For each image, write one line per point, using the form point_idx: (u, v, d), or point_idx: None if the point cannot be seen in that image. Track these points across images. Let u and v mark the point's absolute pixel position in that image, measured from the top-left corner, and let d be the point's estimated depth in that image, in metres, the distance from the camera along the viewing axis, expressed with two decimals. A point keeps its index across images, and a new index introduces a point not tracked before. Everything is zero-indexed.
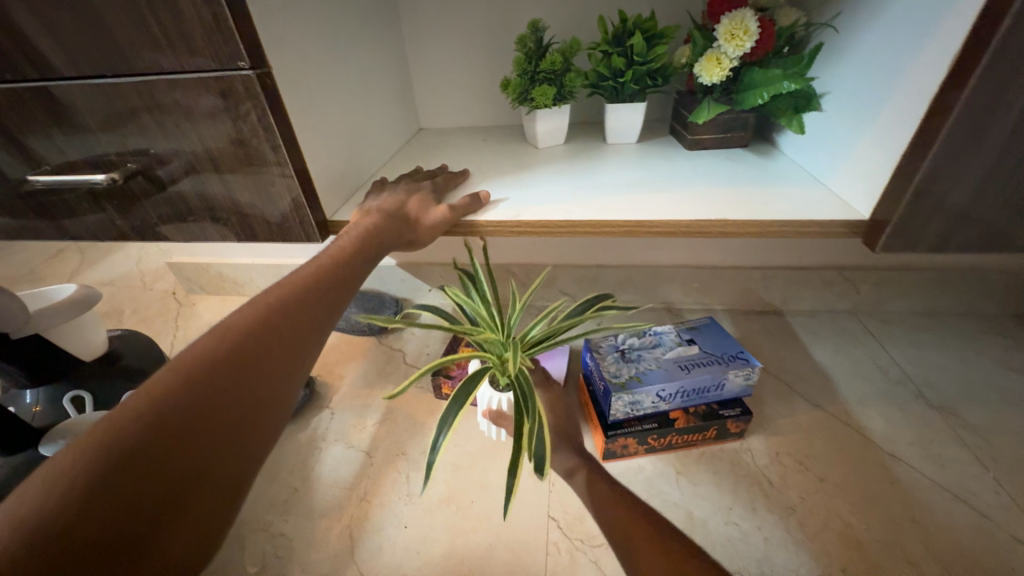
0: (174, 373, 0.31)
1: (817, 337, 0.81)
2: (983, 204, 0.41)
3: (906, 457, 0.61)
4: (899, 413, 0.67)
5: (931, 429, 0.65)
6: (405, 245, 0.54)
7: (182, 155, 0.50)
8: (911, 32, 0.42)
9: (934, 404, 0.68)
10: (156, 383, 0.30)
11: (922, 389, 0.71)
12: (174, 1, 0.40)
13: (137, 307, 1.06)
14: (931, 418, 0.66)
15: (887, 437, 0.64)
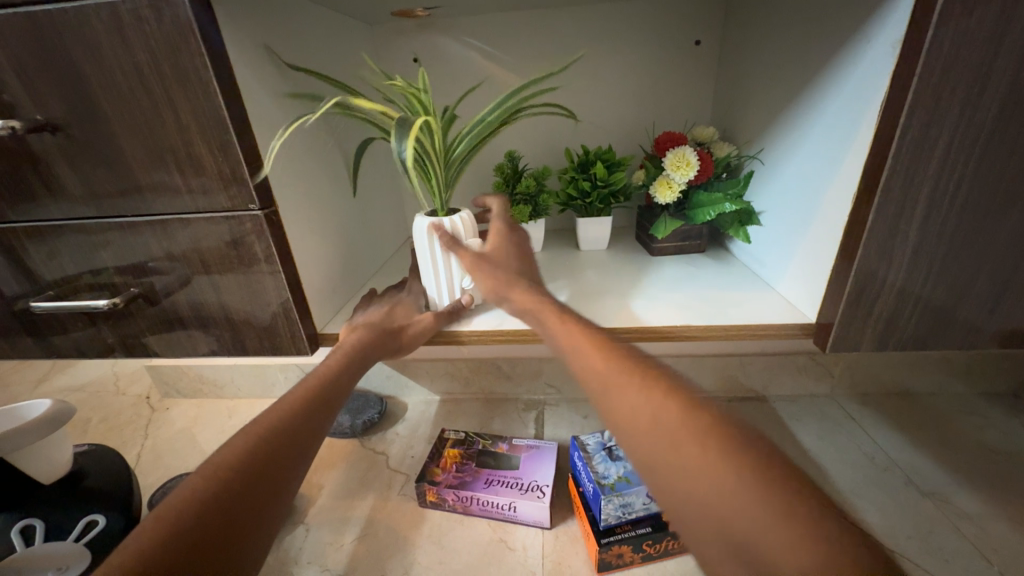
0: (162, 520, 0.32)
1: (801, 420, 0.75)
2: (908, 309, 0.46)
3: (911, 555, 0.53)
4: (894, 503, 0.60)
5: (927, 519, 0.57)
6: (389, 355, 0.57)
7: (186, 282, 0.52)
8: (819, 173, 0.51)
9: (927, 491, 0.62)
10: (143, 537, 0.31)
11: (911, 475, 0.64)
12: (198, 157, 0.44)
13: (107, 414, 1.02)
14: (924, 506, 0.59)
15: (887, 530, 0.56)
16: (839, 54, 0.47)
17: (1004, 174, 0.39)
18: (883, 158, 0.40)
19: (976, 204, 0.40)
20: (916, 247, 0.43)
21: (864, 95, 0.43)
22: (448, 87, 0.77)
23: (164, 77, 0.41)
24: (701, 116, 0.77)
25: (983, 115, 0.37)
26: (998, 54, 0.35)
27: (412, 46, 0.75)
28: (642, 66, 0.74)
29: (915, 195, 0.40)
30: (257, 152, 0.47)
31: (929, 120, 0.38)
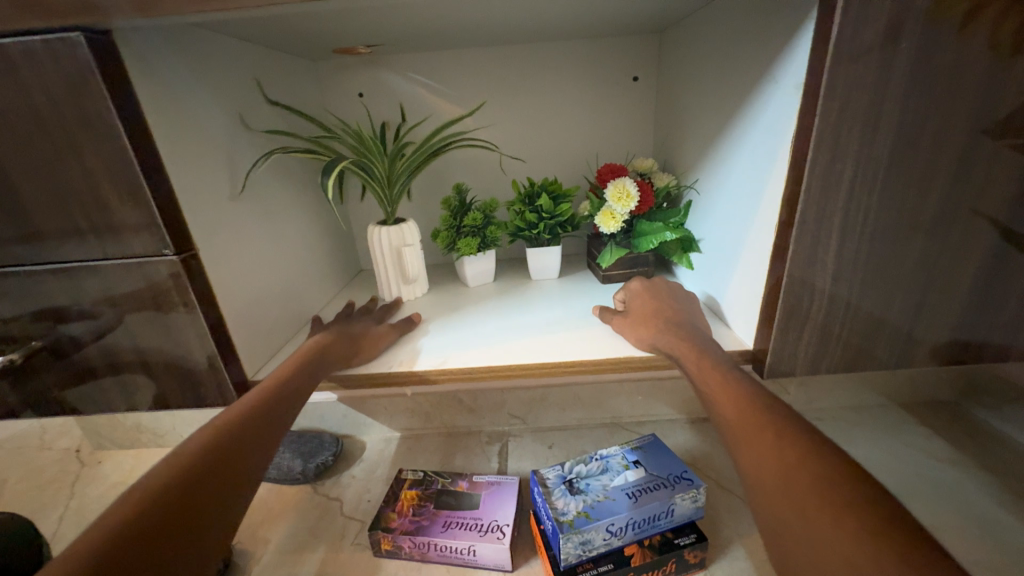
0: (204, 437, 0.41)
1: None
2: (835, 331, 0.47)
3: None
4: None
5: None
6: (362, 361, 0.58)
7: (98, 333, 0.48)
8: (744, 205, 0.53)
9: None
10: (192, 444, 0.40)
11: None
12: (104, 202, 0.42)
13: (27, 472, 0.92)
14: None
15: None
16: (755, 92, 0.50)
17: (905, 204, 0.42)
18: (796, 192, 0.42)
19: (884, 232, 0.43)
20: (834, 275, 0.45)
21: (776, 130, 0.46)
22: (395, 121, 0.77)
23: (63, 119, 0.39)
24: (645, 146, 0.80)
25: (880, 151, 0.40)
26: (887, 96, 0.38)
27: (357, 80, 0.75)
28: (585, 100, 0.76)
29: (827, 226, 0.42)
30: (173, 193, 0.44)
31: (832, 156, 0.40)
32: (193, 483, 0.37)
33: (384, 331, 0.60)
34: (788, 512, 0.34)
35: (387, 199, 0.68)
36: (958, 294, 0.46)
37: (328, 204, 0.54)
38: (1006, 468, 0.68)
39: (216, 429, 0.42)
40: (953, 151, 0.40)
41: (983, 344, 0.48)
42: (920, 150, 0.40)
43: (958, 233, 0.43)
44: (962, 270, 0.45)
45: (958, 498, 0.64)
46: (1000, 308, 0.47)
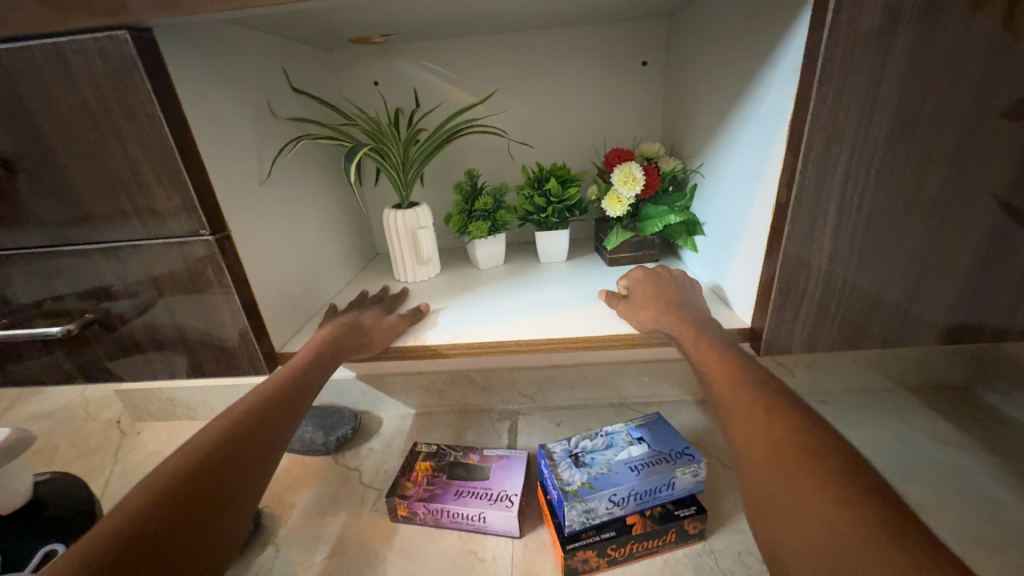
0: (221, 427, 0.44)
1: None
2: (831, 312, 0.49)
3: None
4: None
5: None
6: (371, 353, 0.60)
7: (142, 309, 0.53)
8: (745, 188, 0.55)
9: None
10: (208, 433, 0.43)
11: None
12: (147, 187, 0.46)
13: (75, 441, 1.00)
14: None
15: None
16: (759, 76, 0.51)
17: (902, 186, 0.43)
18: (793, 174, 0.43)
19: (880, 215, 0.44)
20: (830, 256, 0.46)
21: (776, 114, 0.47)
22: (409, 109, 0.80)
23: (111, 112, 0.42)
24: (653, 132, 0.81)
25: (877, 135, 0.41)
26: (884, 80, 0.39)
27: (372, 69, 0.77)
28: (594, 86, 0.77)
29: (824, 208, 0.44)
30: (208, 179, 0.48)
31: (829, 140, 0.41)
32: (212, 465, 0.40)
33: (396, 321, 0.61)
34: (775, 482, 0.37)
35: (402, 184, 0.71)
36: (956, 276, 0.47)
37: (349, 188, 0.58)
38: (1009, 450, 0.69)
39: (232, 420, 0.45)
40: (951, 134, 0.41)
41: (980, 325, 0.49)
42: (918, 133, 0.41)
43: (956, 216, 0.44)
44: (959, 251, 0.46)
45: (958, 478, 0.65)
46: (998, 290, 0.47)
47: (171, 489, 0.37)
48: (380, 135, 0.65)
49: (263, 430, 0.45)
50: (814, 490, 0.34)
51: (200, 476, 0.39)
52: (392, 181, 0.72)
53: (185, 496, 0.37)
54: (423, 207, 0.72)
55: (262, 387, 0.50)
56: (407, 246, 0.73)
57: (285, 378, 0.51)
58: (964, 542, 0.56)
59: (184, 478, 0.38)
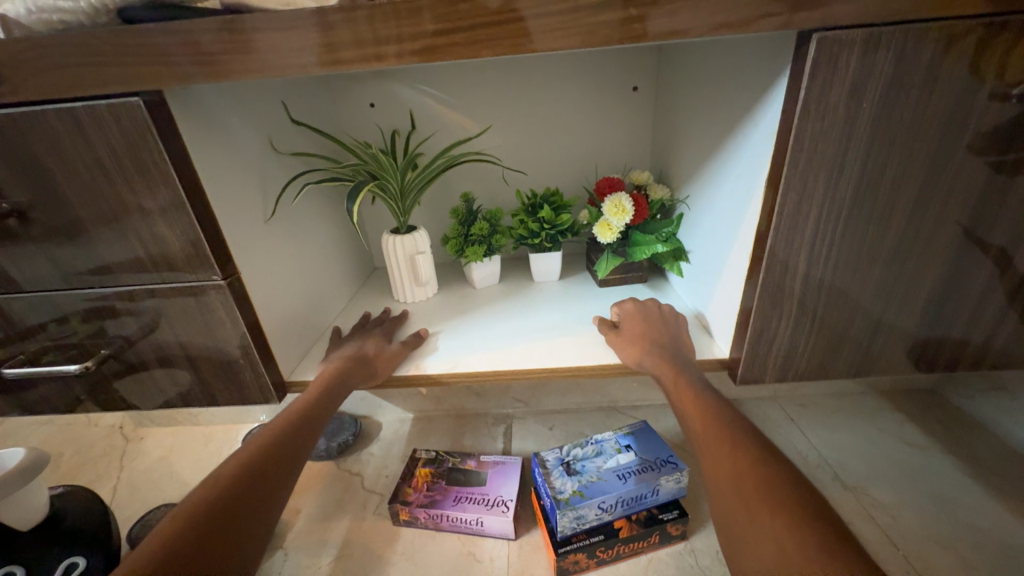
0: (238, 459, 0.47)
1: None
2: (802, 344, 0.54)
3: None
4: None
5: (845, 511, 0.67)
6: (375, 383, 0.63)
7: (149, 334, 0.55)
8: (727, 227, 0.59)
9: (848, 485, 0.72)
10: (227, 466, 0.46)
11: (836, 471, 0.74)
12: (161, 235, 0.48)
13: (79, 447, 1.03)
14: (844, 501, 0.69)
15: None
16: (743, 124, 0.54)
17: (865, 237, 0.47)
18: (768, 227, 0.48)
19: (846, 261, 0.48)
20: (801, 297, 0.51)
21: (755, 166, 0.51)
22: (405, 130, 0.81)
23: (125, 169, 0.45)
24: (644, 152, 0.83)
25: (842, 195, 0.45)
26: (849, 147, 0.43)
27: (368, 92, 0.78)
28: (586, 108, 0.79)
29: (794, 256, 0.48)
30: (218, 225, 0.51)
31: (799, 198, 0.45)
32: (230, 497, 0.43)
33: (398, 348, 0.65)
34: (740, 514, 0.41)
35: (400, 211, 0.73)
36: (913, 311, 0.52)
37: (351, 223, 0.60)
38: (964, 452, 0.76)
39: (248, 454, 0.48)
40: (908, 192, 0.45)
41: (936, 352, 0.54)
42: (879, 192, 0.45)
43: (912, 261, 0.49)
44: (916, 290, 0.50)
45: (916, 478, 0.72)
46: (952, 321, 0.52)
47: (196, 523, 0.40)
48: (379, 167, 0.67)
49: (275, 463, 0.48)
50: (771, 518, 0.38)
51: (219, 507, 0.42)
52: (390, 207, 0.74)
53: (207, 525, 0.40)
54: (422, 232, 0.75)
55: (275, 421, 0.53)
56: (406, 270, 0.76)
57: (294, 415, 0.54)
58: (918, 541, 0.63)
59: (204, 514, 0.41)
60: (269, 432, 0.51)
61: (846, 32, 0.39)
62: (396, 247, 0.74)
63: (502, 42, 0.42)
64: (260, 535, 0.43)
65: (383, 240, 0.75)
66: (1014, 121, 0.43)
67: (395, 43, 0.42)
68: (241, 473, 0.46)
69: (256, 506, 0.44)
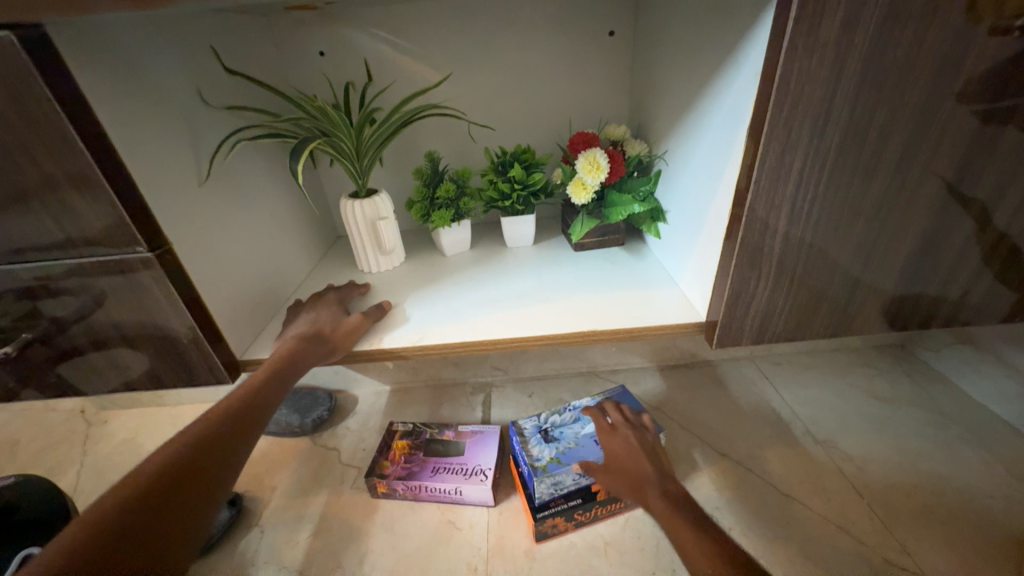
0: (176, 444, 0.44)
1: (721, 387, 0.84)
2: (780, 304, 0.52)
3: (798, 495, 0.65)
4: (792, 455, 0.70)
5: (815, 464, 0.69)
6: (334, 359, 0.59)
7: (77, 316, 0.49)
8: (705, 184, 0.55)
9: (818, 439, 0.73)
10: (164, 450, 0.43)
11: (808, 426, 0.75)
12: (68, 203, 0.42)
13: (38, 433, 0.98)
14: (814, 455, 0.70)
15: (783, 478, 0.67)
16: (724, 69, 0.49)
17: (849, 191, 0.44)
18: (748, 182, 0.44)
19: (828, 216, 0.46)
20: (781, 256, 0.48)
21: (736, 116, 0.47)
22: (361, 82, 0.74)
23: (12, 124, 0.38)
24: (620, 104, 0.78)
25: (826, 144, 0.42)
26: (838, 90, 0.39)
27: (316, 38, 0.70)
28: (558, 55, 0.73)
29: (775, 213, 0.45)
30: (137, 190, 0.44)
31: (783, 149, 0.42)
32: (166, 482, 0.40)
33: (358, 320, 0.61)
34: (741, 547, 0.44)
35: (357, 172, 0.67)
36: (893, 267, 0.50)
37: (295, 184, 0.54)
38: (930, 404, 0.77)
39: (188, 437, 0.44)
40: (897, 139, 0.42)
41: (913, 308, 0.53)
42: (866, 139, 0.42)
43: (895, 214, 0.46)
44: (898, 246, 0.48)
45: (884, 430, 0.73)
46: (931, 276, 0.51)
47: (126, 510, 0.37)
48: (328, 122, 0.60)
49: (220, 445, 0.45)
50: None
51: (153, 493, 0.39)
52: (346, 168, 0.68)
53: (138, 512, 0.37)
54: (383, 194, 0.70)
55: (221, 403, 0.50)
56: (369, 236, 0.71)
57: (242, 398, 0.50)
58: (884, 491, 0.64)
59: (136, 501, 0.38)
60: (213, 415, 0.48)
61: None
62: (355, 211, 0.69)
63: None
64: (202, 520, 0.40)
65: (341, 205, 0.69)
66: (1010, 59, 0.39)
67: None
68: (177, 460, 0.42)
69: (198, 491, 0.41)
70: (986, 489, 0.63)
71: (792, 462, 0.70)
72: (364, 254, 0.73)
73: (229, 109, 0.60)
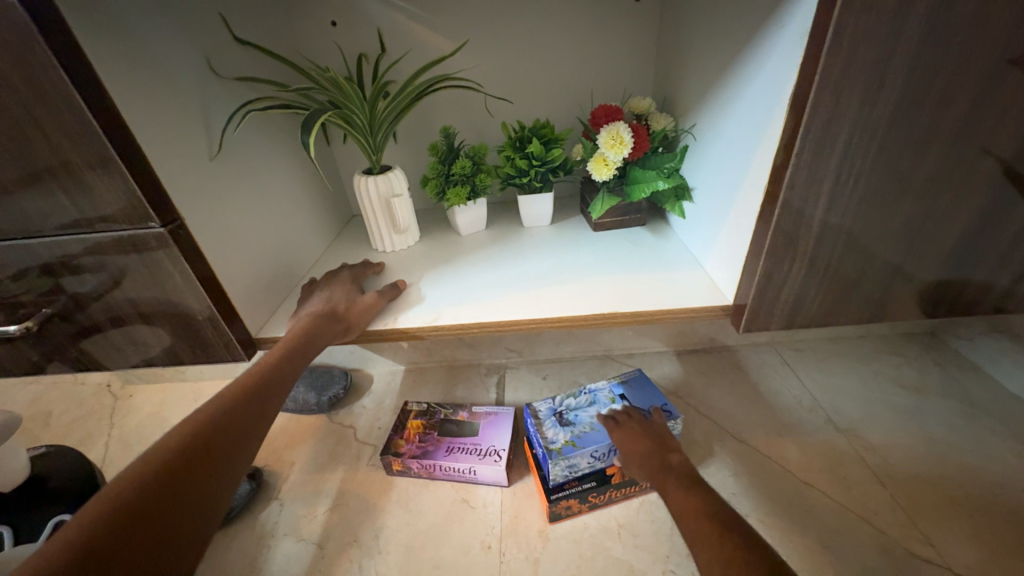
0: (199, 416, 0.44)
1: (741, 373, 0.82)
2: (814, 286, 0.49)
3: (820, 484, 0.63)
4: (814, 443, 0.68)
5: (839, 453, 0.67)
6: (348, 339, 0.59)
7: (94, 292, 0.49)
8: (737, 158, 0.52)
9: (843, 428, 0.70)
10: (186, 422, 0.43)
11: (831, 414, 0.73)
12: (79, 176, 0.41)
13: (68, 405, 1.01)
14: (838, 443, 0.68)
15: (805, 466, 0.65)
16: (763, 32, 0.46)
17: (898, 165, 0.41)
18: (787, 155, 0.41)
19: (872, 193, 0.42)
20: (818, 237, 0.45)
21: (776, 85, 0.43)
22: (374, 54, 0.71)
23: (20, 95, 0.37)
24: (645, 76, 0.74)
25: (876, 114, 0.38)
26: (895, 51, 0.36)
27: (327, 7, 0.67)
28: (579, 22, 0.69)
29: (815, 189, 0.42)
30: (148, 162, 0.43)
31: (828, 119, 0.39)
32: (186, 456, 0.40)
33: (373, 300, 0.60)
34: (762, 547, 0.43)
35: (371, 148, 0.65)
36: (940, 248, 0.46)
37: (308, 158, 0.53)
38: (963, 394, 0.74)
39: (209, 411, 0.44)
40: (957, 108, 0.38)
41: (958, 293, 0.50)
42: (922, 107, 0.38)
43: (947, 192, 0.43)
44: (948, 225, 0.45)
45: (913, 420, 0.70)
46: (981, 258, 0.47)
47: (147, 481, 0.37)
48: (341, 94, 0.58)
49: (237, 422, 0.45)
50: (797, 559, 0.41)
51: (173, 466, 0.39)
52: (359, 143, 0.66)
53: (157, 484, 0.37)
54: (398, 172, 0.68)
55: (240, 379, 0.49)
56: (384, 215, 0.70)
57: (258, 377, 0.50)
58: (911, 482, 0.62)
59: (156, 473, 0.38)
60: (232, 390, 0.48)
61: None
62: (369, 189, 0.67)
63: None
64: (217, 498, 0.40)
65: (355, 183, 0.67)
66: None
67: None
68: (196, 436, 0.42)
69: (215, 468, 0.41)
70: (1021, 482, 0.61)
71: (814, 450, 0.68)
72: (378, 233, 0.72)
73: (240, 81, 0.58)
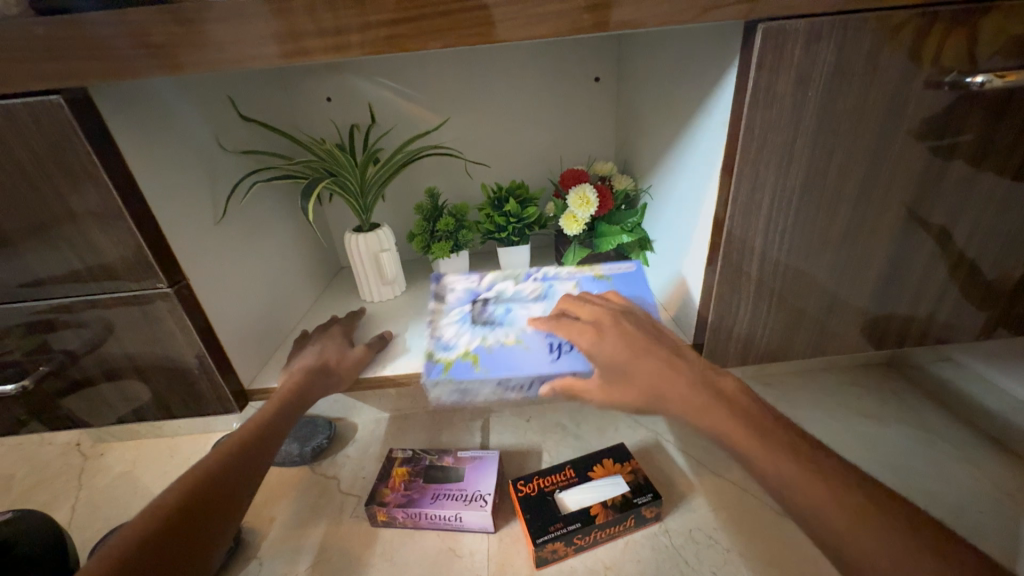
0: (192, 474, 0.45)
1: None
2: (762, 324, 0.55)
3: None
4: None
5: None
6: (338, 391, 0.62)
7: (91, 347, 0.52)
8: (686, 215, 0.60)
9: None
10: (181, 481, 0.44)
11: None
12: (96, 242, 0.45)
13: (33, 468, 0.97)
14: None
15: None
16: (697, 115, 0.55)
17: (815, 222, 0.49)
18: (724, 214, 0.48)
19: (798, 245, 0.50)
20: (759, 282, 0.52)
21: (709, 158, 0.52)
22: (364, 123, 0.79)
23: (53, 175, 0.42)
24: (607, 140, 0.83)
25: (790, 182, 0.47)
26: (798, 135, 0.44)
27: (323, 85, 0.75)
28: (547, 97, 0.78)
29: (749, 243, 0.49)
30: (159, 228, 0.48)
31: (752, 187, 0.47)
32: (182, 516, 0.42)
33: (363, 353, 0.63)
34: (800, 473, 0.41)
35: (361, 208, 0.71)
36: (863, 289, 0.54)
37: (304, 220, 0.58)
38: (918, 420, 0.79)
39: (203, 468, 0.46)
40: (855, 176, 0.47)
41: (887, 326, 0.57)
42: (827, 177, 0.47)
43: (859, 243, 0.51)
44: (866, 269, 0.52)
45: (875, 445, 0.75)
46: (900, 296, 0.54)
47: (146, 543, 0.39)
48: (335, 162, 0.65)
49: (232, 477, 0.47)
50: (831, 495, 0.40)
51: (169, 526, 0.40)
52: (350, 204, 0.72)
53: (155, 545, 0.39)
54: (386, 228, 0.74)
55: (234, 433, 0.51)
56: (374, 268, 0.75)
57: (253, 432, 0.51)
58: None
59: (153, 535, 0.39)
60: (227, 445, 0.49)
61: (789, 22, 0.40)
62: (358, 246, 0.73)
63: (456, 33, 0.41)
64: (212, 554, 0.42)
65: (345, 240, 0.73)
66: (948, 108, 0.44)
67: (356, 32, 0.40)
68: (191, 495, 0.43)
69: (210, 525, 0.43)
70: (975, 503, 0.65)
71: None
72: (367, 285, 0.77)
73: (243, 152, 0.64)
